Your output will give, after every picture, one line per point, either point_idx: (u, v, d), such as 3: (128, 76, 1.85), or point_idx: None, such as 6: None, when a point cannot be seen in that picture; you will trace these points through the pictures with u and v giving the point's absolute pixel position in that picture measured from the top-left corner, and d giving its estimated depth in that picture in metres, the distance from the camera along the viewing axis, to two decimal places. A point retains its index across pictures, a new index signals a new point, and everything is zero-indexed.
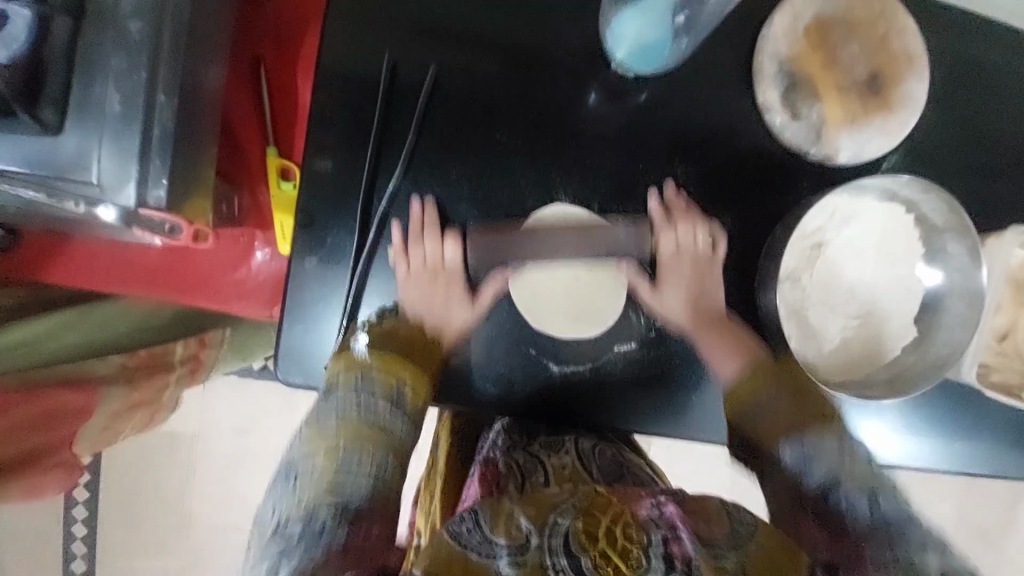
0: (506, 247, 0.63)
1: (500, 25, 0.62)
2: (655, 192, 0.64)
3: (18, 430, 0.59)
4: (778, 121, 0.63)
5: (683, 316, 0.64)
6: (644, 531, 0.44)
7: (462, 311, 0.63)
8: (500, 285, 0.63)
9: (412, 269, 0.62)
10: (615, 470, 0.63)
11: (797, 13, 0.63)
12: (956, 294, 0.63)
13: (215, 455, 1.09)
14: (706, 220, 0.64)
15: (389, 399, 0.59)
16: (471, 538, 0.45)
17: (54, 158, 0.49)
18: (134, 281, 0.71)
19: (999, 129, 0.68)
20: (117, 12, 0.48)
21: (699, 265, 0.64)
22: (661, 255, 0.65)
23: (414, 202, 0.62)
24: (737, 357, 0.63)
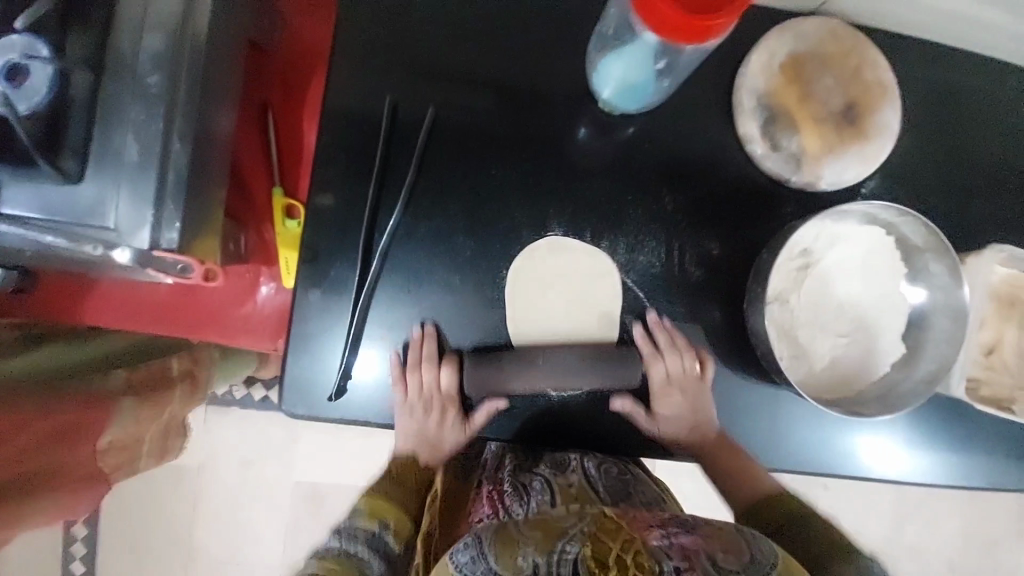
0: (492, 377, 0.64)
1: (493, 67, 0.66)
2: (640, 322, 0.67)
3: (38, 446, 0.57)
4: (759, 151, 0.66)
5: (683, 431, 0.67)
6: (656, 559, 0.43)
7: (452, 431, 0.68)
8: (497, 409, 0.66)
9: (410, 397, 0.65)
10: (620, 488, 0.61)
11: (773, 50, 0.67)
12: (940, 312, 0.65)
13: (216, 486, 1.09)
14: (691, 349, 0.67)
15: (371, 535, 0.59)
16: (474, 567, 0.46)
17: (74, 205, 0.52)
18: (142, 317, 0.73)
19: (972, 152, 0.71)
20: (135, 68, 0.52)
21: (690, 391, 0.67)
22: (653, 382, 0.67)
23: (414, 326, 0.66)
24: (742, 467, 0.66)
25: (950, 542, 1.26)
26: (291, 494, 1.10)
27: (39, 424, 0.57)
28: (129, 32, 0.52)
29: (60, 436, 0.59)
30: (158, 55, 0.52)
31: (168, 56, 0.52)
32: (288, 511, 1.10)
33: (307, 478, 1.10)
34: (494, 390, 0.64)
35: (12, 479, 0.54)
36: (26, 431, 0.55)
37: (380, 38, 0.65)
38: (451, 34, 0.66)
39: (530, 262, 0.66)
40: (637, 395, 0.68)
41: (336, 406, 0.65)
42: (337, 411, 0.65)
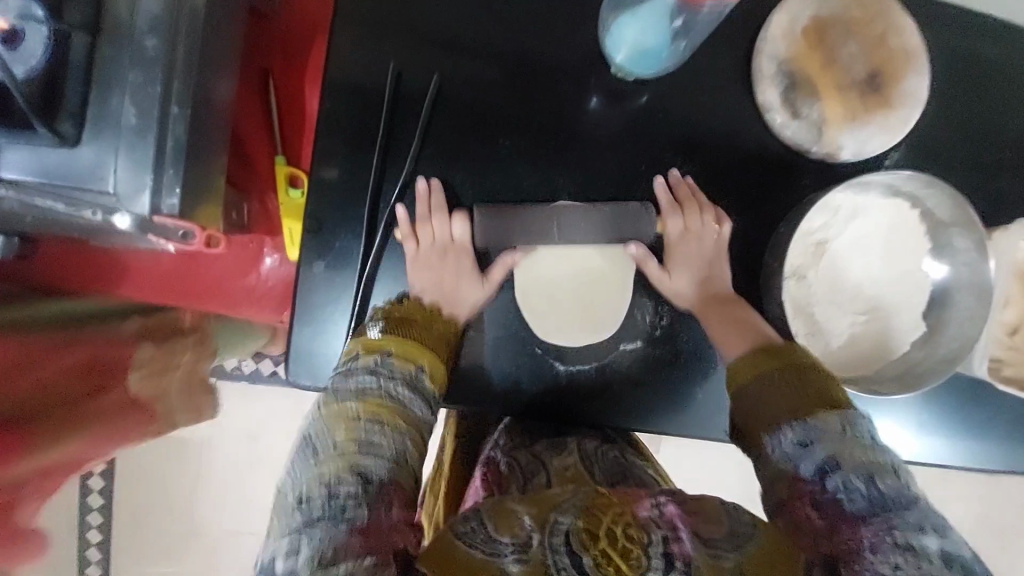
0: (519, 231, 0.63)
1: (502, 32, 0.64)
2: (660, 177, 0.65)
3: (68, 375, 0.60)
4: (779, 120, 0.63)
5: (695, 299, 0.64)
6: (645, 531, 0.44)
7: (472, 291, 0.64)
8: (511, 262, 0.64)
9: (419, 238, 0.63)
10: (618, 469, 0.63)
11: (795, 13, 0.63)
12: (963, 288, 0.63)
13: (225, 461, 1.10)
14: (711, 209, 0.64)
15: (411, 382, 0.55)
16: (474, 537, 0.45)
17: (72, 169, 0.50)
18: (147, 288, 0.72)
19: (1002, 122, 0.68)
20: (132, 28, 0.50)
21: (708, 240, 0.64)
22: (671, 236, 0.64)
23: (421, 182, 0.63)
24: (748, 335, 0.60)
25: (962, 526, 1.24)
26: None
27: (65, 354, 0.60)
28: None
29: (84, 369, 0.62)
30: (154, 15, 0.50)
31: (165, 15, 0.50)
32: None
33: None
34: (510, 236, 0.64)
35: (42, 404, 0.55)
36: (46, 362, 0.58)
37: (384, 1, 0.62)
38: None
39: (542, 223, 0.62)
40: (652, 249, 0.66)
41: None
42: None
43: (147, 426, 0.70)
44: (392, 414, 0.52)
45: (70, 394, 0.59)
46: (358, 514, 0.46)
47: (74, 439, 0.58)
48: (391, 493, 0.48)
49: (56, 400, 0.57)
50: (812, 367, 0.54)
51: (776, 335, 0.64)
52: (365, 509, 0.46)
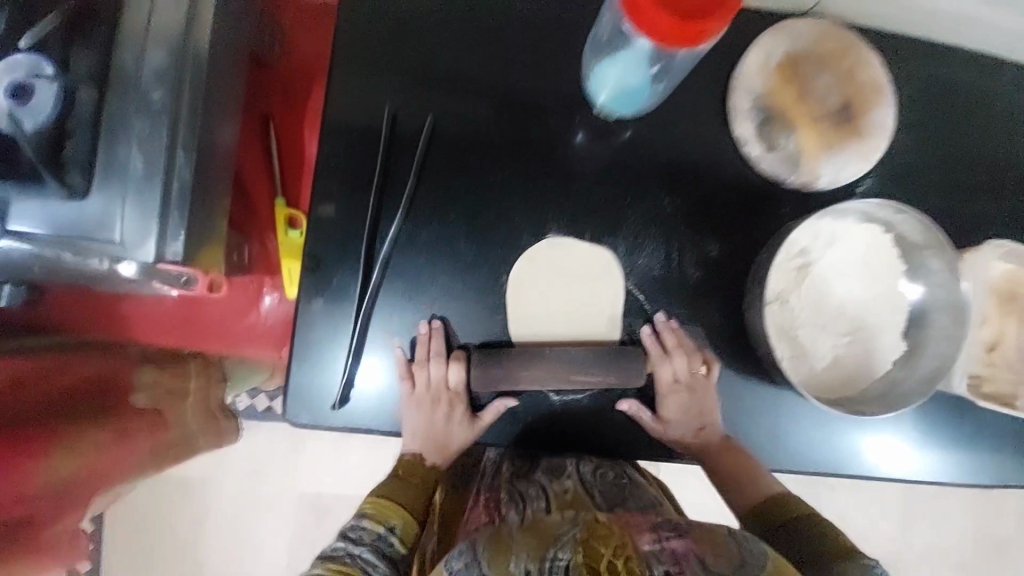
0: (506, 376, 0.65)
1: (491, 74, 0.67)
2: (647, 326, 0.67)
3: (74, 391, 0.60)
4: (755, 152, 0.67)
5: (687, 432, 0.67)
6: (646, 566, 0.44)
7: (463, 428, 0.67)
8: (504, 408, 0.66)
9: (417, 396, 0.65)
10: (617, 493, 0.62)
11: (767, 52, 0.67)
12: (939, 309, 0.65)
13: (222, 496, 1.10)
14: (696, 351, 0.67)
15: (376, 543, 0.60)
16: (467, 573, 0.47)
17: (79, 218, 0.52)
18: (148, 330, 0.74)
19: (967, 148, 0.71)
20: (139, 82, 0.53)
21: (697, 394, 0.67)
22: (661, 384, 0.67)
23: (422, 322, 0.66)
24: (745, 489, 0.66)
25: (959, 541, 1.25)
26: (295, 503, 1.10)
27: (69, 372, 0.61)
28: (133, 48, 0.53)
29: (90, 387, 0.63)
30: (161, 69, 0.53)
31: (172, 68, 0.53)
32: (293, 521, 1.10)
33: (311, 488, 1.11)
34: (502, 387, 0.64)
35: (48, 417, 0.55)
36: (48, 380, 0.58)
37: (379, 49, 0.66)
38: (447, 43, 0.67)
39: (531, 266, 0.67)
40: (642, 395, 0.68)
41: (338, 415, 0.65)
42: (340, 419, 0.65)
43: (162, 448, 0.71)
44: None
45: (76, 410, 0.59)
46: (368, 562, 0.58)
47: (91, 442, 0.59)
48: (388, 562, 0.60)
49: (62, 412, 0.57)
50: (812, 520, 0.63)
51: (762, 358, 0.66)
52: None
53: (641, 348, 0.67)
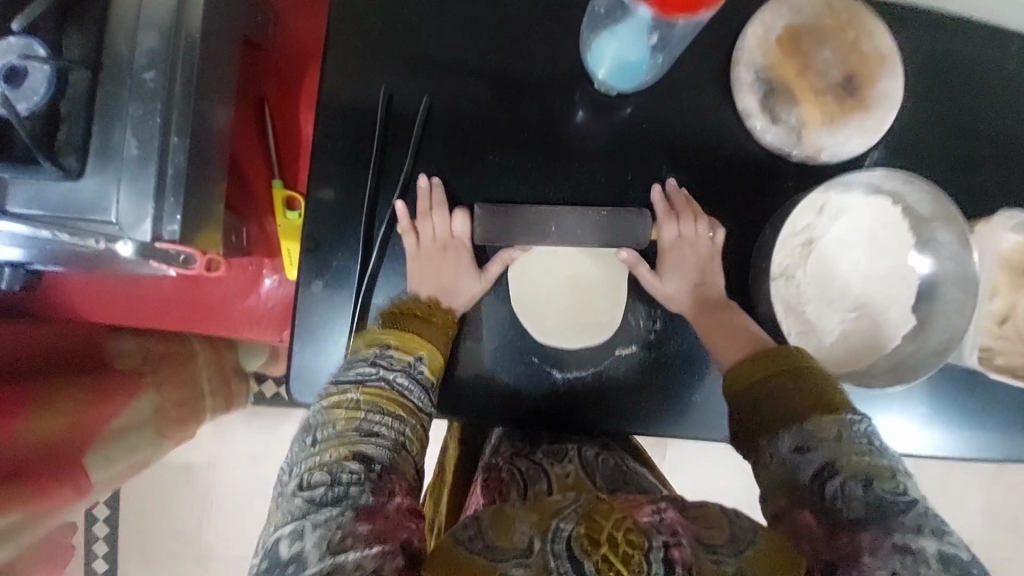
0: (517, 227, 0.64)
1: (488, 52, 0.66)
2: (658, 186, 0.66)
3: (56, 353, 0.63)
4: (759, 125, 0.65)
5: (689, 300, 0.65)
6: (646, 536, 0.43)
7: (470, 284, 0.65)
8: (510, 259, 0.65)
9: (422, 244, 0.65)
10: (619, 477, 0.61)
11: (768, 23, 0.66)
12: (948, 281, 0.64)
13: (229, 485, 1.10)
14: (702, 215, 0.66)
15: (406, 369, 0.57)
16: (473, 544, 0.45)
17: (74, 200, 0.52)
18: (144, 316, 0.74)
19: (977, 117, 0.70)
20: (132, 64, 0.52)
21: (703, 253, 0.66)
22: (664, 242, 0.66)
23: (421, 179, 0.65)
24: (734, 339, 0.61)
25: (972, 521, 1.23)
26: None
27: (52, 338, 0.64)
28: (124, 29, 0.52)
29: (74, 350, 0.65)
30: (153, 50, 0.52)
31: (163, 51, 0.52)
32: None
33: None
34: (506, 238, 0.64)
35: (26, 373, 0.57)
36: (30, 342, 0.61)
37: (374, 27, 0.65)
38: (443, 20, 0.65)
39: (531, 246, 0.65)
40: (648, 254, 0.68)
41: None
42: None
43: (171, 406, 0.72)
44: (394, 406, 0.54)
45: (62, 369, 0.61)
46: (362, 496, 0.46)
47: (73, 396, 0.59)
48: (392, 482, 0.49)
49: (41, 372, 0.59)
50: (797, 367, 0.56)
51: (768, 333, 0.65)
52: (367, 491, 0.47)
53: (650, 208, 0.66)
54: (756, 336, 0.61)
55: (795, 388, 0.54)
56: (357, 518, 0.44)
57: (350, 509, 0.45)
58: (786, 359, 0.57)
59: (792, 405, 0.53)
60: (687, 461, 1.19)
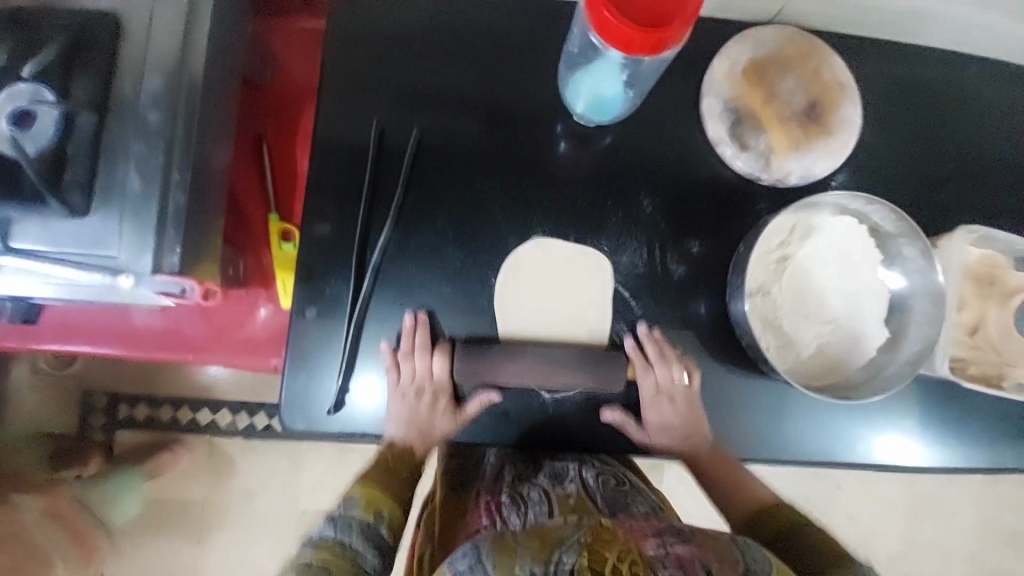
0: (491, 364, 0.65)
1: (473, 89, 0.70)
2: (630, 336, 0.69)
3: None
4: (729, 152, 0.69)
5: (669, 440, 0.69)
6: (651, 569, 0.45)
7: (445, 421, 0.68)
8: (487, 400, 0.67)
9: (400, 394, 0.66)
10: (619, 500, 0.63)
11: (734, 57, 0.70)
12: (918, 295, 0.67)
13: (222, 519, 1.15)
14: (679, 361, 0.69)
15: (367, 525, 0.59)
16: (471, 575, 0.47)
17: (78, 233, 0.54)
18: (133, 348, 0.73)
19: (935, 138, 0.74)
20: (136, 106, 0.55)
21: (679, 412, 0.69)
22: (643, 394, 0.69)
23: (407, 316, 0.67)
24: (738, 496, 0.67)
25: (968, 536, 1.24)
26: (294, 522, 1.15)
27: None
28: (129, 73, 0.56)
29: None
30: (156, 93, 0.56)
31: (166, 95, 0.56)
32: (289, 543, 1.15)
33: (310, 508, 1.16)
34: (489, 376, 0.65)
35: None
36: None
37: (366, 68, 0.69)
38: (431, 59, 0.70)
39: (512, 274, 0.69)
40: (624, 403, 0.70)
41: (334, 420, 0.66)
42: (337, 424, 0.66)
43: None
44: (341, 561, 0.55)
45: None
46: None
47: None
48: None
49: None
50: (800, 529, 0.60)
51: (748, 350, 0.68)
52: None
53: (625, 356, 0.68)
54: (761, 488, 0.67)
55: (805, 544, 0.59)
56: None
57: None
58: (793, 518, 0.62)
59: (804, 566, 0.58)
60: (682, 481, 1.20)
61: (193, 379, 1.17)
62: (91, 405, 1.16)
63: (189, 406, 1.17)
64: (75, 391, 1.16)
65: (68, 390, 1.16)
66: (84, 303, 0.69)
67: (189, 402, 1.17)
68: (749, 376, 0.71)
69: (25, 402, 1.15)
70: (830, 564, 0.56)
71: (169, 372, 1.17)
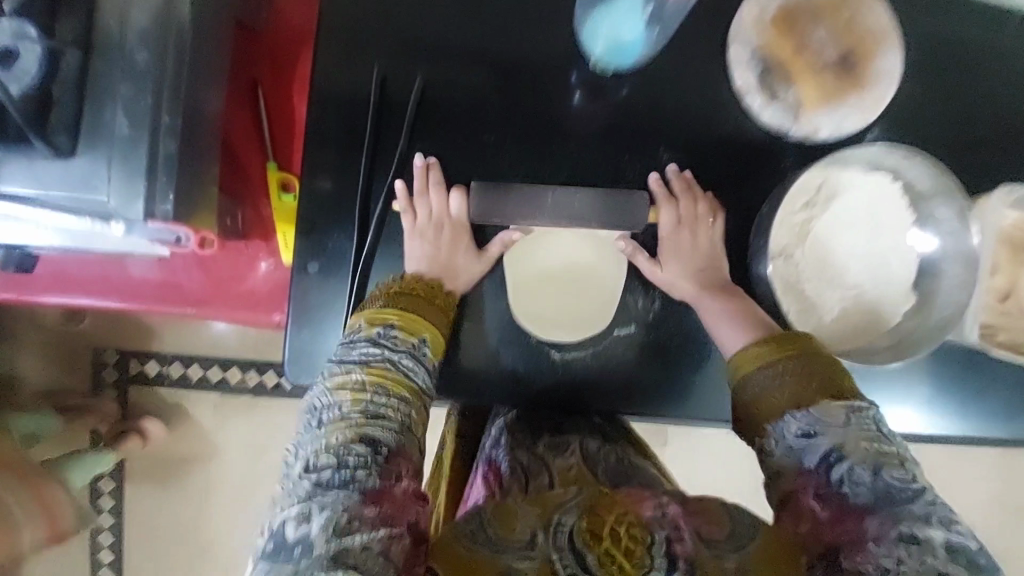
0: (512, 210, 0.63)
1: (482, 32, 0.66)
2: (656, 174, 0.66)
3: None
4: (756, 103, 0.65)
5: (695, 281, 0.64)
6: (648, 530, 0.45)
7: (468, 262, 0.65)
8: (510, 241, 0.65)
9: (417, 225, 0.64)
10: (620, 469, 0.62)
11: (764, 1, 0.65)
12: (950, 260, 0.63)
13: (229, 475, 1.17)
14: (705, 199, 0.65)
15: (416, 354, 0.57)
16: (476, 538, 0.45)
17: (66, 178, 0.52)
18: (132, 300, 0.71)
19: (979, 92, 0.69)
20: (122, 42, 0.52)
21: (703, 232, 0.65)
22: (663, 228, 0.65)
23: (417, 156, 0.64)
24: (746, 330, 0.60)
25: (973, 508, 1.23)
26: None
27: None
28: (114, 6, 0.52)
29: None
30: (143, 29, 0.52)
31: (154, 31, 0.52)
32: None
33: None
34: (500, 216, 0.63)
35: None
36: None
37: (368, 7, 0.64)
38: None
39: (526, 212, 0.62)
40: (647, 241, 0.67)
41: None
42: None
43: None
44: (398, 381, 0.53)
45: None
46: (368, 479, 0.46)
47: None
48: (398, 464, 0.49)
49: None
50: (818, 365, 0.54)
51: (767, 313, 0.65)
52: (378, 469, 0.47)
53: (647, 192, 0.65)
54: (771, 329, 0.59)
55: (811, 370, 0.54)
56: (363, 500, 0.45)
57: (362, 492, 0.45)
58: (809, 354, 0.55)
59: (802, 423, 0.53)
60: (686, 448, 1.20)
61: (199, 338, 1.17)
62: (100, 361, 1.17)
63: (198, 363, 1.17)
64: (84, 346, 1.17)
65: (76, 345, 1.16)
66: (81, 253, 0.67)
67: (200, 359, 1.17)
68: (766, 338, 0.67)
69: (33, 357, 1.16)
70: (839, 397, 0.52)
71: (174, 331, 1.16)
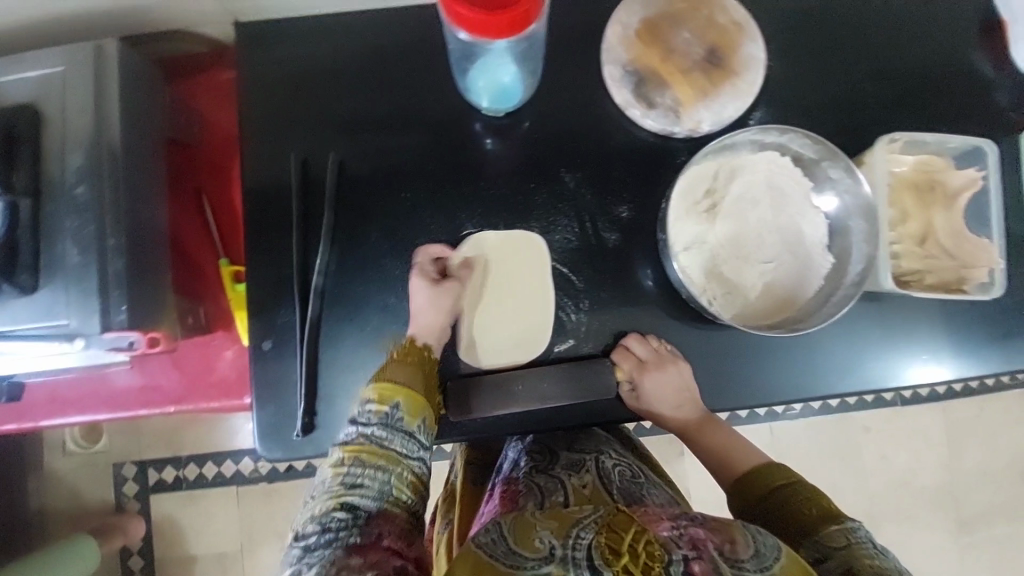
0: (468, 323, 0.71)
1: (382, 104, 0.73)
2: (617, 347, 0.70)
3: None
4: (638, 113, 0.71)
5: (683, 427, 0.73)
6: (666, 549, 0.47)
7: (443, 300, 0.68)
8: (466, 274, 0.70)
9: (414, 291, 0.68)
10: (630, 489, 0.67)
11: (625, 21, 0.71)
12: (852, 214, 0.67)
13: (258, 564, 1.20)
14: (662, 343, 0.71)
15: (384, 418, 0.61)
16: (496, 548, 0.48)
17: (30, 311, 0.59)
18: (116, 408, 0.77)
19: (848, 57, 0.74)
20: (65, 183, 0.60)
21: (669, 370, 0.68)
22: (644, 384, 0.68)
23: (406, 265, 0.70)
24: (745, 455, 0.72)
25: None
26: None
27: None
28: (55, 154, 0.60)
29: None
30: (81, 169, 0.60)
31: (90, 168, 0.60)
32: None
33: None
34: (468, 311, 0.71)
35: None
36: None
37: (280, 106, 0.72)
38: (337, 85, 0.72)
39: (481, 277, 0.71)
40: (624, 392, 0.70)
41: (307, 443, 0.69)
42: (309, 446, 0.69)
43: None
44: (378, 453, 0.59)
45: None
46: (351, 538, 0.54)
47: None
48: (381, 524, 0.56)
49: None
50: (782, 494, 0.64)
51: (691, 304, 0.69)
52: (359, 530, 0.54)
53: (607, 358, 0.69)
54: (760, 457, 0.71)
55: (777, 513, 0.64)
56: (349, 552, 0.52)
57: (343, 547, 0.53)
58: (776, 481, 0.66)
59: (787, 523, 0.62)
60: None
61: (206, 435, 1.22)
62: (120, 477, 1.22)
63: (209, 461, 1.22)
64: (104, 465, 1.22)
65: (97, 465, 1.22)
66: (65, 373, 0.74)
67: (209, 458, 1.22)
68: (701, 327, 0.72)
69: (58, 482, 1.22)
70: (806, 522, 0.61)
71: (183, 431, 1.22)
